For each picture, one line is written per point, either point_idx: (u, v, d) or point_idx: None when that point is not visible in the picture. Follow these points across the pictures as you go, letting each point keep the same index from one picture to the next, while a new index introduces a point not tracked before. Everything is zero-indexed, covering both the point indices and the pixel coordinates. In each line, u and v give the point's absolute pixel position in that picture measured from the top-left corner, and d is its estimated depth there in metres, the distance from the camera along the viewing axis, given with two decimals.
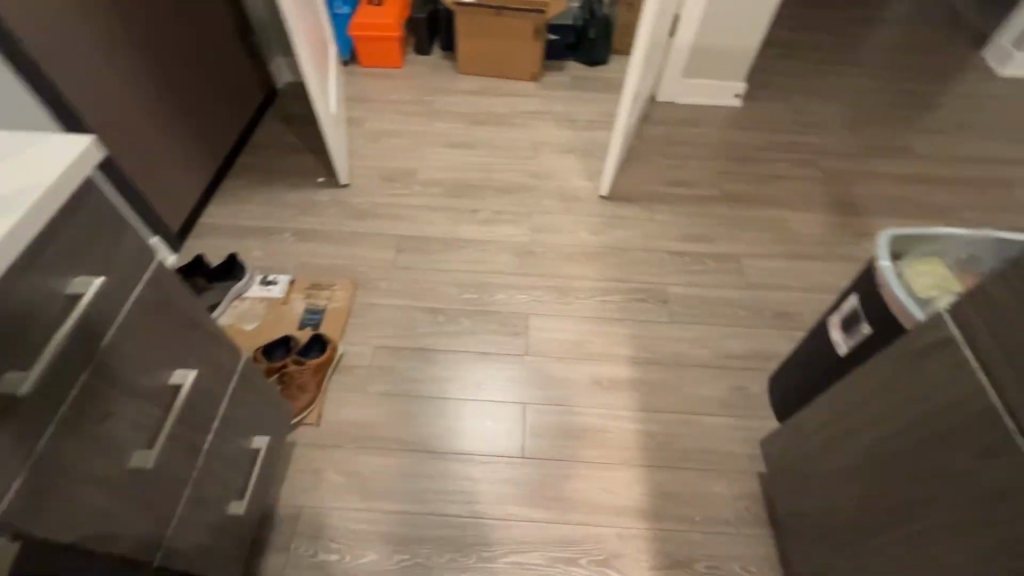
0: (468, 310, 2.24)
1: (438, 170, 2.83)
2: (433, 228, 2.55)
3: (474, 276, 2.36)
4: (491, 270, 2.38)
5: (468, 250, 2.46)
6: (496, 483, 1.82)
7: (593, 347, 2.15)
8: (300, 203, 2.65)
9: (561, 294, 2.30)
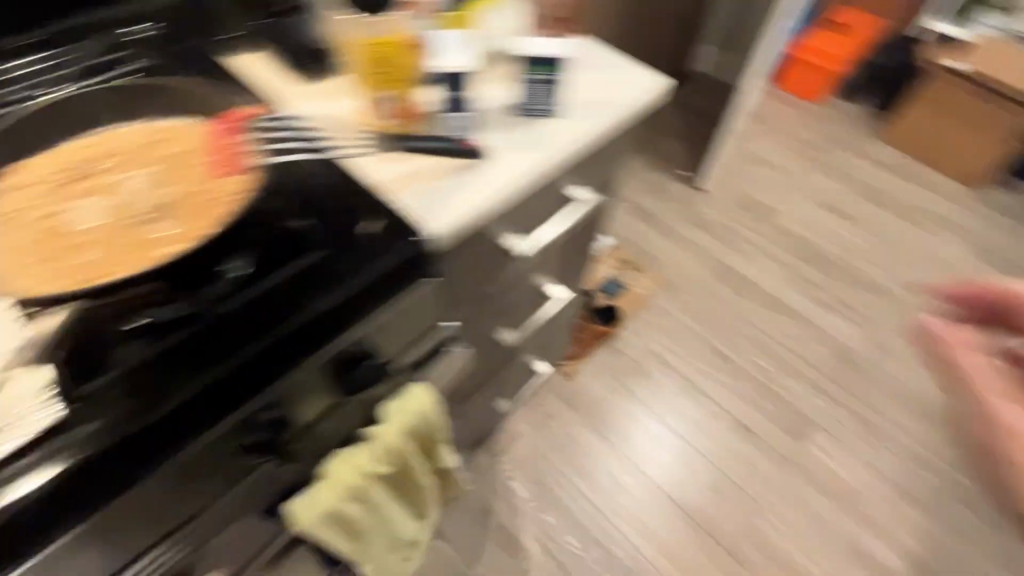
0: (752, 372, 2.06)
1: (798, 223, 2.55)
2: (759, 275, 2.35)
3: (775, 345, 2.13)
4: (799, 352, 2.11)
5: (785, 315, 2.22)
6: (685, 543, 1.71)
7: (869, 503, 1.79)
8: (651, 180, 2.70)
9: (864, 427, 1.93)
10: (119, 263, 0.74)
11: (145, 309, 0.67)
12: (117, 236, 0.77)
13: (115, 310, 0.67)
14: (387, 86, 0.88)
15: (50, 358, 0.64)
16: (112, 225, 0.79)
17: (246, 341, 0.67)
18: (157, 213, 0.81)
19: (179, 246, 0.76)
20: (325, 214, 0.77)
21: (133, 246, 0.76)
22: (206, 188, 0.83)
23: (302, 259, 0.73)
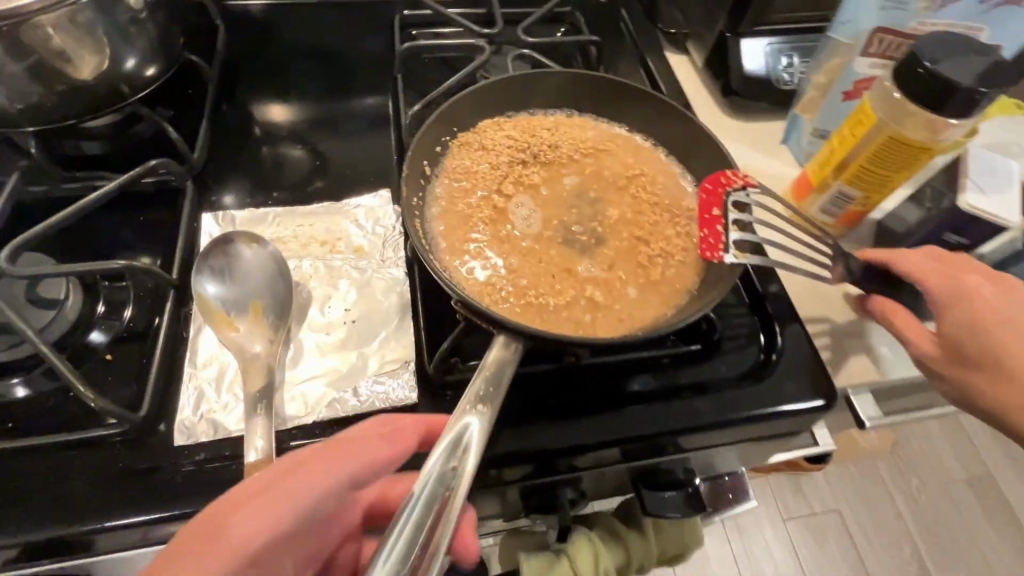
0: None
1: None
2: None
3: None
4: None
5: None
6: None
7: None
8: None
9: None
10: (453, 194, 0.54)
11: (452, 259, 0.50)
12: (556, 208, 0.54)
13: (449, 268, 0.49)
14: (861, 185, 0.59)
15: (399, 285, 0.55)
16: (523, 126, 0.59)
17: (611, 408, 0.51)
18: (492, 126, 0.59)
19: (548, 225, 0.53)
20: (738, 306, 0.58)
21: (563, 197, 0.56)
22: (564, 132, 0.60)
23: (692, 344, 0.55)
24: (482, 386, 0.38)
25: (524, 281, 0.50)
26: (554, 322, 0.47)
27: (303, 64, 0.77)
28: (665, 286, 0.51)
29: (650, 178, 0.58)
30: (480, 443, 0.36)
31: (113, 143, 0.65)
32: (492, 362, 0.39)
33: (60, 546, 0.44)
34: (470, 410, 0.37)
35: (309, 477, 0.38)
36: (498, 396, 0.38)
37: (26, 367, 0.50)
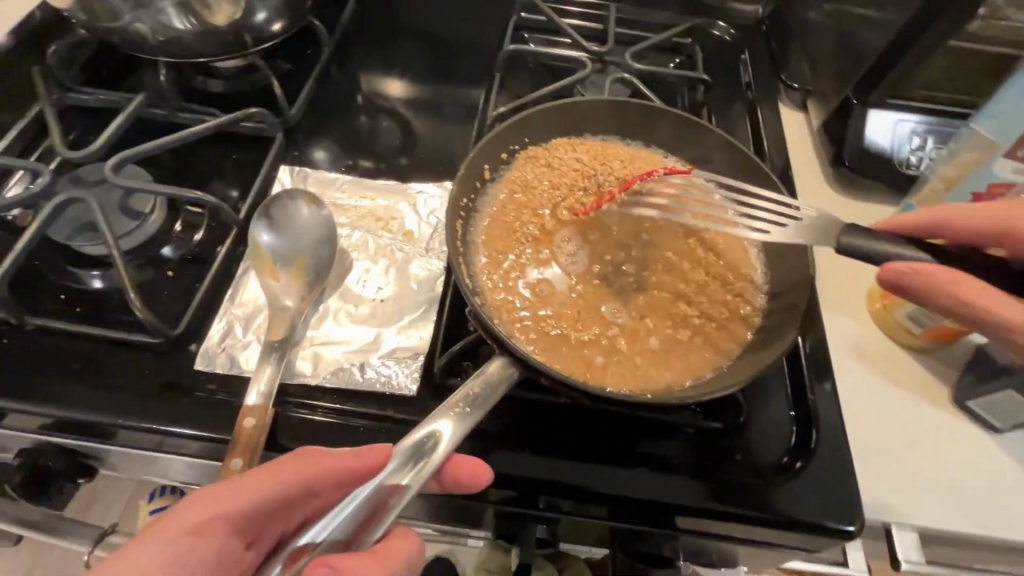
0: None
1: None
2: None
3: None
4: None
5: None
6: None
7: None
8: None
9: None
10: (505, 207, 0.54)
11: (481, 268, 0.50)
12: (605, 245, 0.52)
13: (475, 281, 0.49)
14: None
15: (435, 278, 0.56)
16: (597, 153, 0.58)
17: (604, 460, 0.47)
18: (563, 146, 0.58)
19: (594, 256, 0.52)
20: (779, 395, 0.52)
21: (615, 234, 0.54)
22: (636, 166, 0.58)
23: (714, 421, 0.50)
24: (463, 397, 0.36)
25: (554, 304, 0.48)
26: (566, 357, 0.45)
27: (416, 44, 0.79)
28: (696, 351, 0.47)
29: (714, 237, 0.55)
30: (446, 452, 0.34)
31: (232, 84, 0.72)
32: (485, 377, 0.38)
33: (82, 428, 0.48)
34: (447, 414, 0.36)
35: (269, 482, 0.35)
36: (478, 414, 0.36)
37: (105, 264, 0.56)
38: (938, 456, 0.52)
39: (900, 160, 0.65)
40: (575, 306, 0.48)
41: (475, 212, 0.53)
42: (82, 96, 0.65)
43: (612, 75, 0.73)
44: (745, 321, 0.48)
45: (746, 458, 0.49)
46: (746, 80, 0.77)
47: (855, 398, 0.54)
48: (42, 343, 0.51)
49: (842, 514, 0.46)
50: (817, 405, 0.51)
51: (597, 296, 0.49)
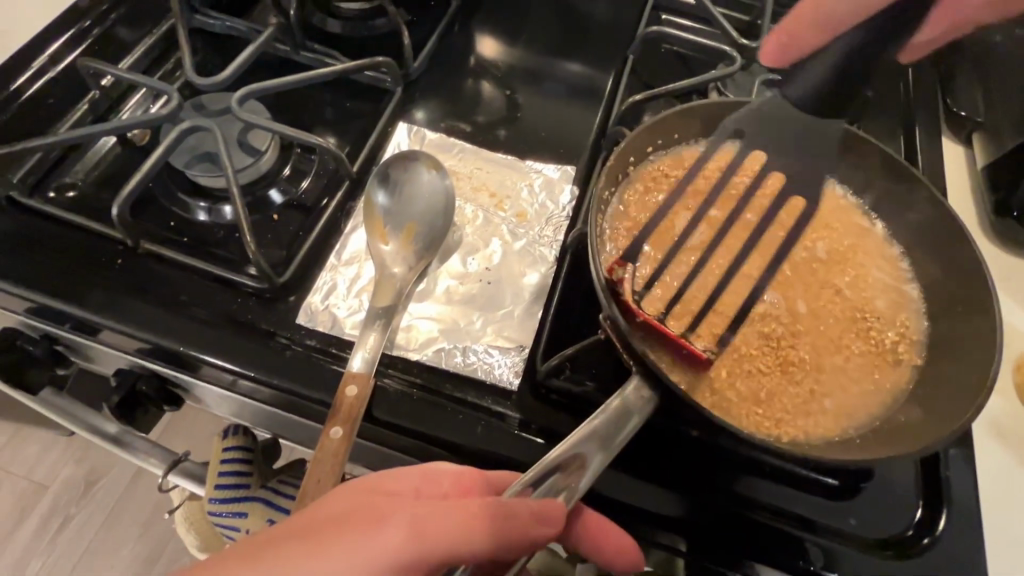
0: None
1: None
2: None
3: None
4: None
5: None
6: None
7: None
8: None
9: None
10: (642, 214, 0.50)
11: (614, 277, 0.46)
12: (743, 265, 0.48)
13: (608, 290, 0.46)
14: None
15: (546, 268, 0.53)
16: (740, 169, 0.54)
17: (705, 497, 0.44)
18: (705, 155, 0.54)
19: (734, 277, 0.47)
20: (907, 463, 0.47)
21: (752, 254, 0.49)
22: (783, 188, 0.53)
23: (829, 477, 0.46)
24: (603, 419, 0.34)
25: (690, 328, 0.44)
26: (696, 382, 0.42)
27: (543, 10, 0.75)
28: (837, 400, 0.43)
29: (867, 274, 0.50)
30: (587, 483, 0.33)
31: (353, 27, 0.69)
32: (622, 400, 0.35)
33: (179, 362, 0.48)
34: (586, 439, 0.33)
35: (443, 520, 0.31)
36: (620, 440, 0.34)
37: (216, 199, 0.55)
38: None
39: None
40: (710, 331, 0.44)
41: (613, 213, 0.49)
42: (210, 20, 0.63)
43: (757, 75, 0.66)
44: (894, 379, 0.44)
45: (862, 522, 0.45)
46: (903, 100, 0.69)
47: (990, 479, 0.49)
48: (150, 268, 0.51)
49: None
50: (951, 481, 0.46)
51: (737, 322, 0.45)
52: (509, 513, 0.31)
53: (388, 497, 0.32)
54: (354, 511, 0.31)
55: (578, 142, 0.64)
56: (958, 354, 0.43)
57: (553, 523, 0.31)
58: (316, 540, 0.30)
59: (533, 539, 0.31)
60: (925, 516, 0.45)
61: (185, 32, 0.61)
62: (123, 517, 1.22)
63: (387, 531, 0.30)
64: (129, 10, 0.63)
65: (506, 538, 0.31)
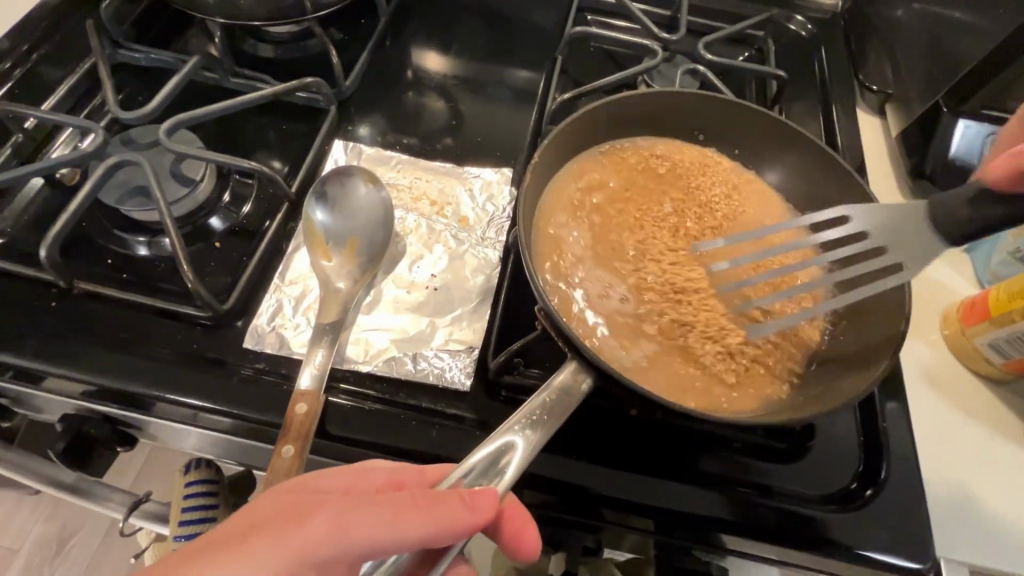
0: None
1: None
2: None
3: None
4: None
5: None
6: None
7: None
8: None
9: None
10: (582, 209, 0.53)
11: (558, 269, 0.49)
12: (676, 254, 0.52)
13: (550, 286, 0.48)
14: None
15: (490, 269, 0.54)
16: (669, 164, 0.58)
17: (665, 475, 0.46)
18: (637, 153, 0.58)
19: (669, 264, 0.50)
20: (848, 422, 0.50)
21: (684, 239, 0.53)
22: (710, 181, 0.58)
23: (779, 442, 0.48)
24: (539, 404, 0.35)
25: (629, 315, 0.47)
26: (638, 365, 0.45)
27: (473, 19, 0.76)
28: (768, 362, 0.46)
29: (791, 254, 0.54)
30: (520, 467, 0.34)
31: (283, 51, 0.69)
32: (558, 385, 0.36)
33: (124, 400, 0.47)
34: (520, 425, 0.34)
35: (373, 516, 0.31)
36: (551, 424, 0.35)
37: (153, 232, 0.55)
38: (1013, 490, 0.49)
39: None
40: (650, 318, 0.47)
41: (553, 209, 0.52)
42: (134, 54, 0.63)
43: (680, 65, 0.69)
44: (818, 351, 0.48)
45: (813, 481, 0.47)
46: (819, 79, 0.73)
47: (927, 426, 0.51)
48: (88, 308, 0.50)
49: (925, 562, 0.43)
50: (889, 433, 0.48)
51: (676, 306, 0.48)
52: (431, 506, 0.32)
53: (316, 493, 0.32)
54: (272, 513, 0.31)
55: (516, 144, 0.65)
56: (878, 322, 0.46)
57: (484, 511, 0.32)
58: (240, 541, 0.30)
59: (464, 529, 0.31)
60: (871, 470, 0.47)
61: (108, 68, 0.60)
62: (101, 571, 1.17)
63: (305, 529, 0.30)
64: (49, 50, 0.62)
65: (441, 524, 0.31)
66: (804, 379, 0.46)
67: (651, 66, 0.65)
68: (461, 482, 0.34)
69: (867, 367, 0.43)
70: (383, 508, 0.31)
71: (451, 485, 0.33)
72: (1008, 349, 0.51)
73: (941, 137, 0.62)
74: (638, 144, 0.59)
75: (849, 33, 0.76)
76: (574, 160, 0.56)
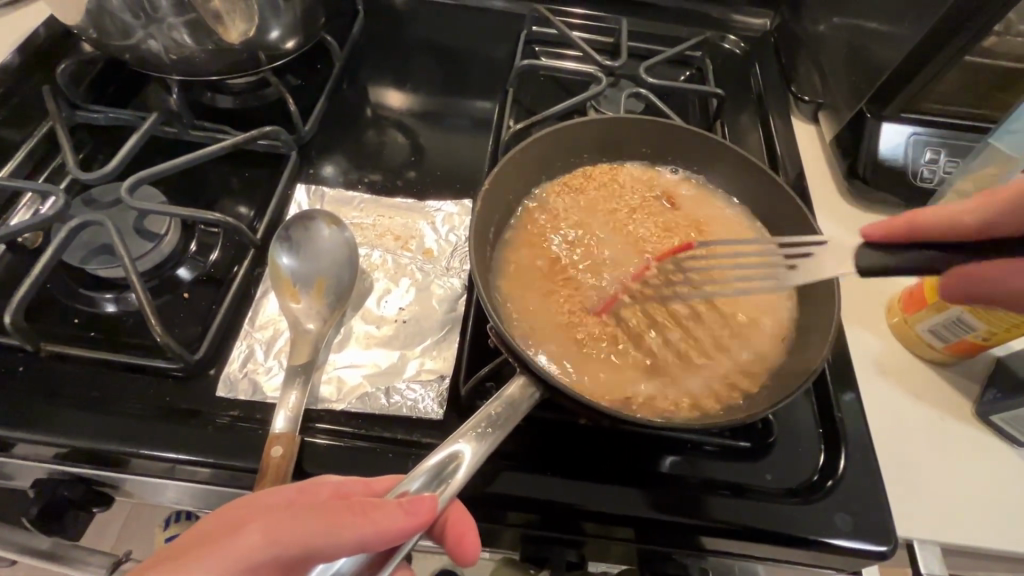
0: None
1: None
2: None
3: None
4: None
5: None
6: None
7: None
8: None
9: None
10: (533, 236, 0.57)
11: (517, 294, 0.53)
12: (624, 269, 0.56)
13: (511, 315, 0.52)
14: (986, 317, 0.51)
15: (457, 297, 0.55)
16: (619, 182, 0.62)
17: (638, 481, 0.47)
18: (587, 175, 0.63)
19: (615, 283, 0.55)
20: (809, 418, 0.52)
21: (629, 257, 0.57)
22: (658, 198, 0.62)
23: (742, 441, 0.50)
24: (483, 417, 0.38)
25: (582, 330, 0.51)
26: (586, 372, 0.49)
27: (426, 57, 0.79)
28: (703, 372, 0.50)
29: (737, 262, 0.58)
30: (464, 475, 0.36)
31: (243, 100, 0.71)
32: (506, 398, 0.39)
33: (99, 459, 0.47)
34: (466, 436, 0.37)
35: (309, 521, 0.32)
36: (497, 435, 0.37)
37: (119, 288, 0.55)
38: (964, 466, 0.52)
39: (927, 180, 0.65)
40: (599, 331, 0.51)
41: (507, 240, 0.57)
42: (92, 114, 0.64)
43: (624, 89, 0.73)
44: (764, 353, 0.52)
45: (778, 476, 0.49)
46: (755, 93, 0.77)
47: (880, 410, 0.54)
48: (57, 371, 0.50)
49: (891, 542, 0.45)
50: (844, 423, 0.51)
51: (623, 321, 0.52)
52: (371, 510, 0.33)
53: (256, 504, 0.34)
54: (216, 528, 0.33)
55: (475, 174, 0.68)
56: (818, 323, 0.49)
57: (422, 513, 0.33)
58: (186, 555, 0.32)
59: (398, 529, 0.33)
60: (828, 462, 0.50)
61: (66, 130, 0.61)
62: None
63: (242, 540, 0.32)
64: (5, 116, 0.63)
65: (376, 525, 0.33)
66: (740, 379, 0.50)
67: (596, 92, 0.69)
68: (408, 491, 0.36)
69: (799, 367, 0.47)
70: (325, 513, 0.33)
71: (399, 495, 0.35)
72: (943, 339, 0.55)
73: (870, 138, 0.66)
74: (588, 167, 0.63)
75: (779, 49, 0.81)
76: (527, 188, 0.60)
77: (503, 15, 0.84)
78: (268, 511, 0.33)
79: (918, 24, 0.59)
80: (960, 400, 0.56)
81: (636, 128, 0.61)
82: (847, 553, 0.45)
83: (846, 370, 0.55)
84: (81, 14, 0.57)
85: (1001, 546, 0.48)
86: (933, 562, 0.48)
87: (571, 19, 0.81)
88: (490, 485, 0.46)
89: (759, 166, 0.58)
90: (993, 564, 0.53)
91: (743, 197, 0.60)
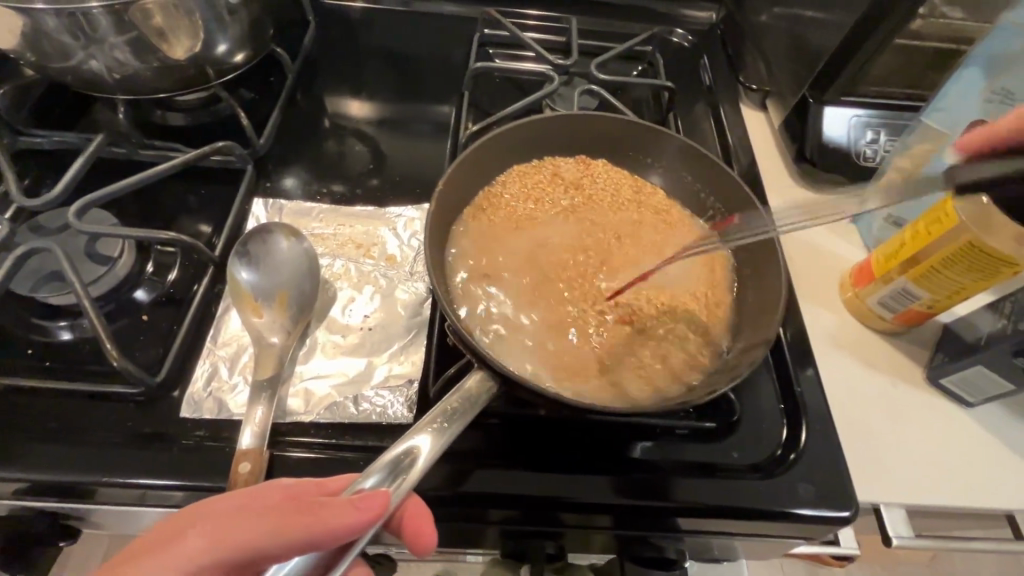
0: None
1: None
2: None
3: None
4: None
5: None
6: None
7: None
8: None
9: None
10: (490, 231, 0.57)
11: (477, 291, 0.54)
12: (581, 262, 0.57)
13: (475, 313, 0.52)
14: (930, 286, 0.54)
15: (422, 301, 0.56)
16: (574, 176, 0.63)
17: (609, 467, 0.48)
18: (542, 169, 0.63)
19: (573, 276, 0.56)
20: (772, 394, 0.54)
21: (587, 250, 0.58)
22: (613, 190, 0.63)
23: (708, 421, 0.52)
24: (440, 412, 0.38)
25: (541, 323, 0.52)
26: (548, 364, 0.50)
27: (381, 64, 0.79)
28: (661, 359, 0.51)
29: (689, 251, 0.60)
30: (421, 469, 0.36)
31: (194, 117, 0.70)
32: (464, 392, 0.39)
33: (60, 490, 0.46)
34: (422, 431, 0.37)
35: (256, 524, 0.33)
36: (453, 429, 0.38)
37: (74, 315, 0.54)
38: (922, 431, 0.54)
39: (871, 159, 0.68)
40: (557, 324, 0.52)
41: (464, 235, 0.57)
42: (36, 139, 0.62)
43: (578, 87, 0.74)
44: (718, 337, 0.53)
45: (744, 451, 0.50)
46: (704, 83, 0.80)
47: (840, 382, 0.56)
48: (11, 404, 0.48)
49: (854, 506, 0.47)
50: (802, 398, 0.53)
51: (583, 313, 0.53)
52: (320, 509, 0.33)
53: (204, 505, 0.34)
54: (164, 531, 0.33)
55: (435, 178, 0.68)
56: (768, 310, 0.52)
57: (373, 509, 0.34)
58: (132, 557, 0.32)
59: (348, 526, 0.33)
60: (789, 435, 0.51)
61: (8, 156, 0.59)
62: None
63: (189, 543, 0.32)
64: None
65: (325, 523, 0.33)
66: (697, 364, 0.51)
67: (549, 90, 0.70)
68: (365, 487, 0.36)
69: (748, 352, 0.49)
70: (274, 514, 0.33)
71: (356, 491, 0.36)
72: (891, 308, 0.58)
73: (815, 122, 0.68)
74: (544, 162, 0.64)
75: (725, 40, 0.84)
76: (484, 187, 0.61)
77: (457, 19, 0.85)
78: (216, 515, 0.33)
79: (852, 10, 0.62)
80: (914, 367, 0.58)
81: (587, 125, 0.62)
82: (812, 521, 0.47)
83: (805, 347, 0.57)
84: (15, 37, 0.55)
85: (959, 503, 0.51)
86: (901, 525, 0.50)
87: (523, 19, 0.82)
88: (465, 485, 0.46)
89: (707, 154, 0.60)
90: (951, 521, 0.55)
91: (697, 185, 0.62)
